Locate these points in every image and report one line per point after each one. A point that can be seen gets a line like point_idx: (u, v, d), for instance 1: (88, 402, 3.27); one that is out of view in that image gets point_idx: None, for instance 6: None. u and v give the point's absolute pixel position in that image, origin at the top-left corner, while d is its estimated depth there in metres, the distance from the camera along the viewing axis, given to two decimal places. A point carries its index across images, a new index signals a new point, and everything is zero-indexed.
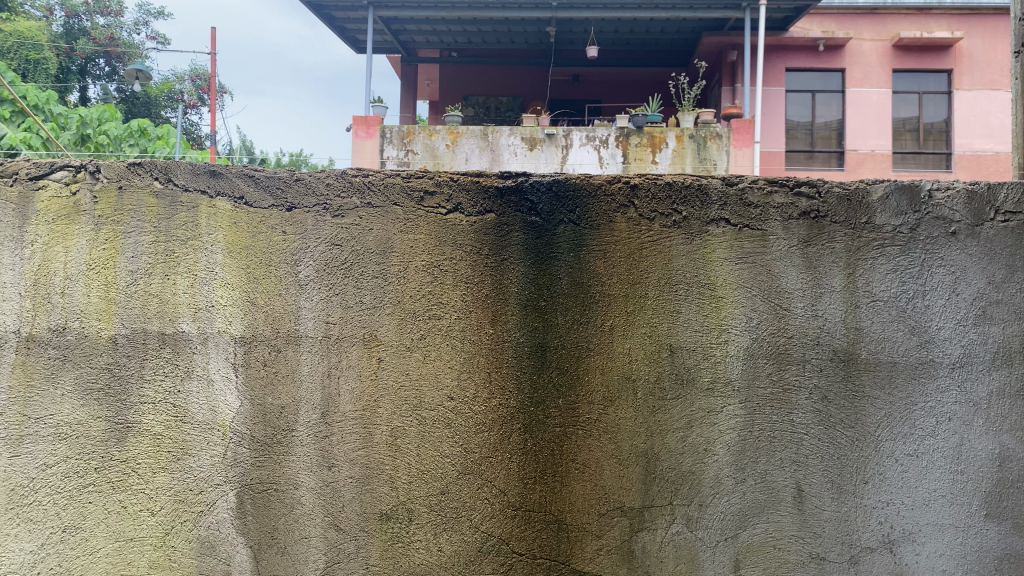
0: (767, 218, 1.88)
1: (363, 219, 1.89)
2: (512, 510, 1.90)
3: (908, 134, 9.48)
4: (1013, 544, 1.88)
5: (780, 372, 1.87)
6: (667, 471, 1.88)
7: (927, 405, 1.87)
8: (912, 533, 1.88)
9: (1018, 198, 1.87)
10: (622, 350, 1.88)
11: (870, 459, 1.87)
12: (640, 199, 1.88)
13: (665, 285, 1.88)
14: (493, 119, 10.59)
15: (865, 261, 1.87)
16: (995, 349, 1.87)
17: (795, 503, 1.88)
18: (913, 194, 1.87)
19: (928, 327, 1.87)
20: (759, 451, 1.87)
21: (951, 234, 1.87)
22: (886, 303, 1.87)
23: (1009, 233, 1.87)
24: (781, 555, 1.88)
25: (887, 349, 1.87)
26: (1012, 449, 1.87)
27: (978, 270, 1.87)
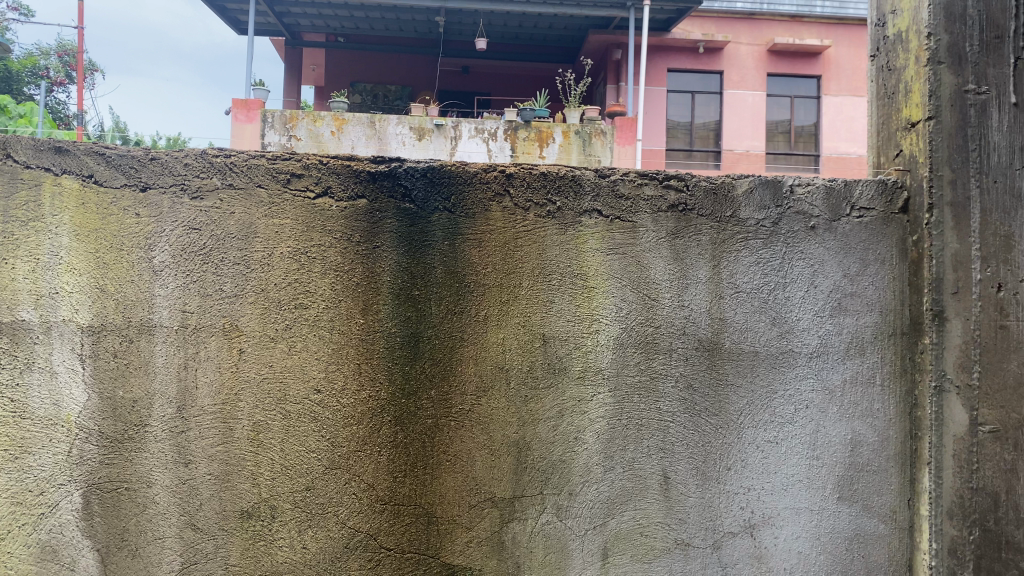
0: (637, 210, 1.90)
1: (225, 202, 1.80)
2: (380, 504, 1.85)
3: (779, 137, 9.96)
4: (862, 525, 1.96)
5: (647, 361, 1.89)
6: (539, 460, 1.88)
7: (786, 393, 1.94)
8: (771, 517, 1.94)
9: (872, 195, 1.97)
10: (495, 341, 1.86)
11: (732, 446, 1.93)
12: (515, 187, 1.86)
13: (539, 276, 1.87)
14: (381, 107, 10.47)
15: (730, 253, 1.93)
16: (848, 339, 1.96)
17: (661, 490, 1.91)
18: (776, 189, 1.93)
19: (787, 317, 1.94)
20: (628, 439, 1.89)
21: (811, 228, 1.94)
22: (749, 295, 1.93)
23: (863, 228, 1.97)
24: (647, 542, 1.91)
25: (749, 339, 1.93)
26: (863, 435, 1.96)
27: (834, 263, 1.95)
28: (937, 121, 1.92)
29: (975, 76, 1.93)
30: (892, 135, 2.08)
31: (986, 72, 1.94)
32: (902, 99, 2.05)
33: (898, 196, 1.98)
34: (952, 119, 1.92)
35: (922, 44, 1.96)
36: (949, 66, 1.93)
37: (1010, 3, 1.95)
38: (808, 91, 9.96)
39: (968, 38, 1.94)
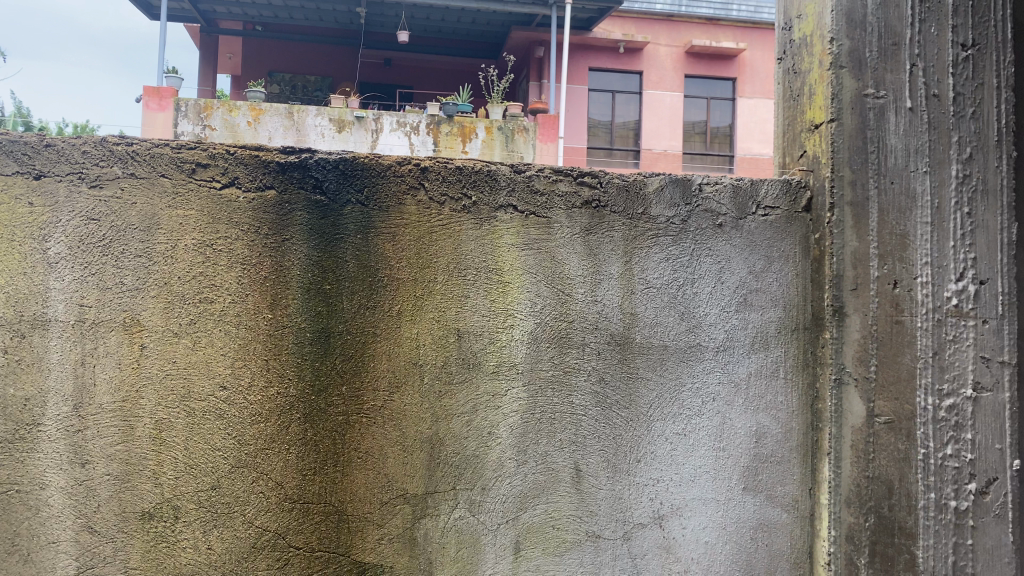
0: (552, 206, 1.92)
1: (126, 191, 1.73)
2: (288, 503, 1.80)
3: (696, 137, 10.11)
4: (765, 514, 2.02)
5: (561, 355, 1.91)
6: (452, 455, 1.87)
7: (694, 386, 1.99)
8: (679, 507, 1.98)
9: (776, 194, 2.04)
10: (409, 336, 1.84)
11: (642, 438, 1.96)
12: (430, 181, 1.85)
13: (454, 270, 1.86)
14: (300, 99, 10.27)
15: (641, 249, 1.96)
16: (753, 333, 2.02)
17: (573, 482, 1.93)
18: (685, 187, 1.98)
19: (696, 312, 1.99)
20: (541, 432, 1.90)
21: (718, 225, 2.01)
22: (659, 290, 1.97)
23: (768, 226, 2.04)
24: (559, 535, 1.92)
25: (659, 333, 1.97)
26: (767, 426, 2.03)
27: (740, 259, 2.02)
28: (839, 123, 2.00)
29: (874, 81, 2.01)
30: (796, 136, 2.16)
31: (884, 77, 2.01)
32: (806, 102, 2.12)
33: (802, 196, 2.06)
34: (853, 121, 2.00)
35: (825, 49, 2.04)
36: (850, 70, 2.01)
37: (907, 12, 2.02)
38: (723, 93, 10.18)
39: (868, 44, 2.02)
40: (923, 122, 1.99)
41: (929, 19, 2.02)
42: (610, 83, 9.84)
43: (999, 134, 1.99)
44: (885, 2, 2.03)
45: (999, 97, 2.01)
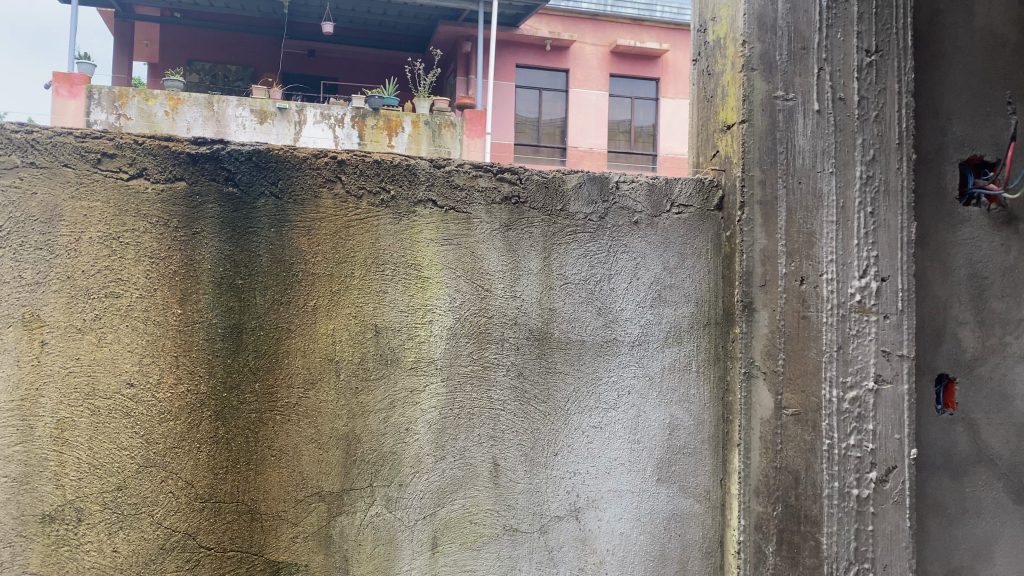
0: (471, 202, 1.92)
1: (25, 181, 1.67)
2: (199, 503, 1.76)
3: (621, 136, 10.22)
4: (679, 505, 2.07)
5: (479, 350, 1.92)
6: (369, 452, 1.85)
7: (611, 379, 2.02)
8: (595, 500, 2.01)
9: (689, 193, 2.10)
10: (324, 332, 1.82)
11: (560, 432, 1.98)
12: (347, 174, 1.83)
13: (371, 265, 1.85)
14: (221, 88, 10.04)
15: (560, 246, 1.98)
16: (667, 328, 2.07)
17: (491, 477, 1.93)
18: (603, 185, 2.02)
19: (612, 307, 2.03)
20: (459, 428, 1.91)
21: (634, 222, 2.05)
22: (577, 285, 2.00)
23: (682, 224, 2.09)
24: (476, 530, 1.93)
25: (576, 328, 2.00)
26: (681, 419, 2.08)
27: (655, 256, 2.07)
28: (749, 124, 2.06)
29: (784, 84, 2.07)
30: (711, 135, 2.23)
31: (793, 80, 2.08)
32: (720, 102, 2.19)
33: (714, 194, 2.12)
34: (762, 121, 2.06)
35: (739, 51, 2.10)
36: (760, 73, 2.07)
37: (815, 18, 2.09)
38: (648, 93, 10.35)
39: (778, 48, 2.09)
40: (829, 124, 2.06)
41: (835, 25, 2.09)
42: (537, 80, 9.88)
43: (899, 138, 2.09)
44: (794, 8, 2.09)
45: (901, 102, 2.10)
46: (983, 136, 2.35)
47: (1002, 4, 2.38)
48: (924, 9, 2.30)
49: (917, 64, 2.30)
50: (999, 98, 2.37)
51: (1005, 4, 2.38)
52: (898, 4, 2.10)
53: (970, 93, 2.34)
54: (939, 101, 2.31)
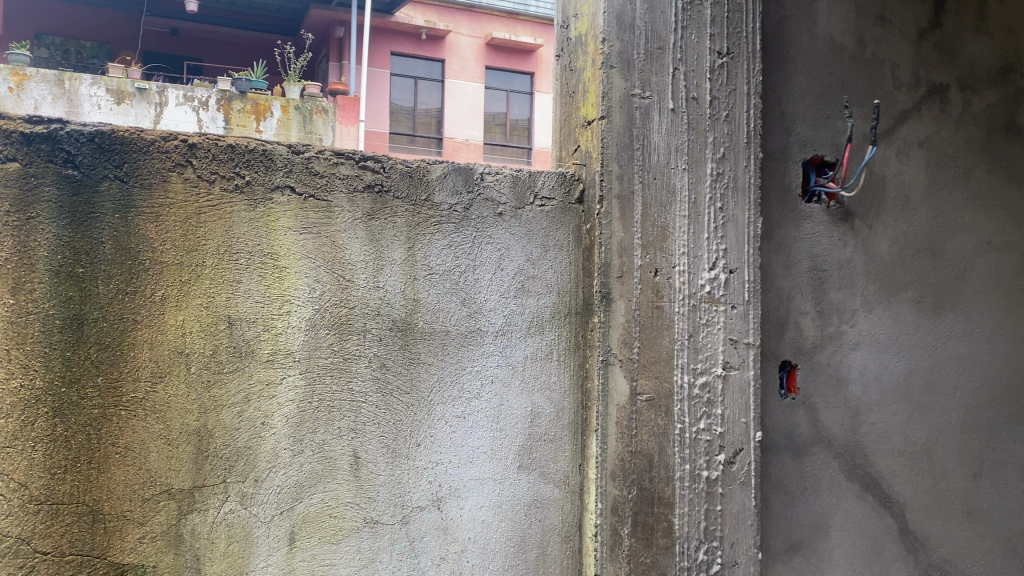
0: (332, 189, 1.89)
1: None
2: (34, 505, 1.65)
3: (496, 128, 10.25)
4: (539, 491, 2.11)
5: (340, 341, 1.89)
6: (222, 448, 1.79)
7: (474, 369, 2.03)
8: (457, 489, 2.01)
9: (552, 186, 2.14)
10: (174, 324, 1.74)
11: (422, 422, 1.98)
12: (199, 158, 1.76)
13: (225, 254, 1.79)
14: (73, 64, 9.40)
15: (424, 236, 1.98)
16: (530, 318, 2.11)
17: (351, 469, 1.91)
18: (467, 176, 2.03)
19: (476, 298, 2.04)
20: (318, 421, 1.87)
21: (498, 214, 2.07)
22: (441, 276, 2.00)
23: (545, 216, 2.14)
24: (335, 523, 1.90)
25: (440, 319, 2.00)
26: (542, 406, 2.12)
27: (519, 247, 2.10)
28: (608, 121, 2.11)
29: (641, 82, 2.14)
30: (573, 130, 2.27)
31: (650, 79, 2.15)
32: (581, 98, 2.23)
33: (575, 188, 2.17)
34: (620, 119, 2.12)
35: (598, 48, 2.16)
36: (619, 70, 2.13)
37: (671, 19, 2.17)
38: (523, 86, 10.43)
39: (635, 47, 2.15)
40: (683, 122, 2.15)
41: (689, 27, 2.18)
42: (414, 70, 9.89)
43: (748, 138, 2.21)
44: (651, 8, 2.16)
45: (749, 103, 2.22)
46: (823, 137, 2.51)
47: (841, 14, 2.55)
48: (772, 15, 2.43)
49: (765, 67, 2.42)
50: (837, 103, 2.53)
51: (843, 14, 2.55)
52: (748, 9, 2.22)
53: (812, 97, 2.49)
54: (785, 103, 2.45)
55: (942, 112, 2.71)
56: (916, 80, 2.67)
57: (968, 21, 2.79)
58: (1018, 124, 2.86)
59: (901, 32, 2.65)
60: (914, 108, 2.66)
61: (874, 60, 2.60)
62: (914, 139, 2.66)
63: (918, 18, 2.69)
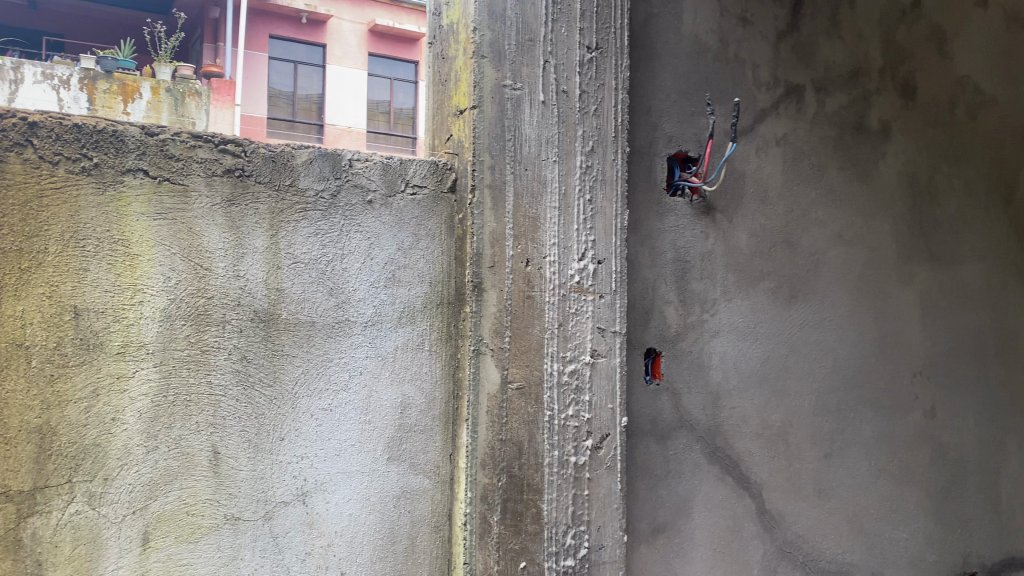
0: (188, 173, 1.81)
1: None
2: None
3: None
4: (409, 482, 2.10)
5: (197, 333, 1.82)
6: (67, 446, 1.69)
7: (341, 360, 2.00)
8: (322, 483, 1.97)
9: (424, 174, 2.12)
10: (11, 314, 1.63)
11: (286, 416, 1.93)
12: (41, 138, 1.66)
13: (70, 240, 1.69)
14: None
15: (287, 223, 1.92)
16: (400, 307, 2.09)
17: (210, 465, 1.84)
18: (335, 162, 1.98)
19: (344, 288, 2.00)
20: (173, 416, 1.80)
21: (367, 202, 2.04)
22: (307, 265, 1.95)
23: (416, 204, 2.11)
24: (193, 521, 1.82)
25: (306, 310, 1.95)
26: (412, 397, 2.10)
27: (389, 236, 2.07)
28: (480, 110, 2.10)
29: (512, 73, 2.14)
30: (445, 120, 2.26)
31: (520, 70, 2.16)
32: (453, 88, 2.22)
33: (447, 176, 2.16)
34: (491, 109, 2.12)
35: (470, 38, 2.14)
36: (490, 61, 2.12)
37: (541, 11, 2.18)
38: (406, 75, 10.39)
39: (506, 38, 2.15)
40: (553, 115, 2.18)
41: (559, 20, 2.20)
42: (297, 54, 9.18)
43: (615, 132, 2.27)
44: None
45: (617, 98, 2.28)
46: (687, 133, 2.59)
47: (705, 14, 2.64)
48: (639, 13, 2.50)
49: (633, 63, 2.48)
50: (701, 100, 2.62)
51: (707, 14, 2.64)
52: (616, 5, 2.27)
53: (678, 94, 2.57)
54: (651, 99, 2.52)
55: (797, 112, 2.85)
56: (774, 81, 2.80)
57: (822, 26, 2.94)
58: (866, 124, 3.04)
59: (760, 34, 2.77)
60: (773, 107, 2.79)
61: (736, 60, 2.71)
62: (772, 137, 2.79)
63: (776, 21, 2.81)
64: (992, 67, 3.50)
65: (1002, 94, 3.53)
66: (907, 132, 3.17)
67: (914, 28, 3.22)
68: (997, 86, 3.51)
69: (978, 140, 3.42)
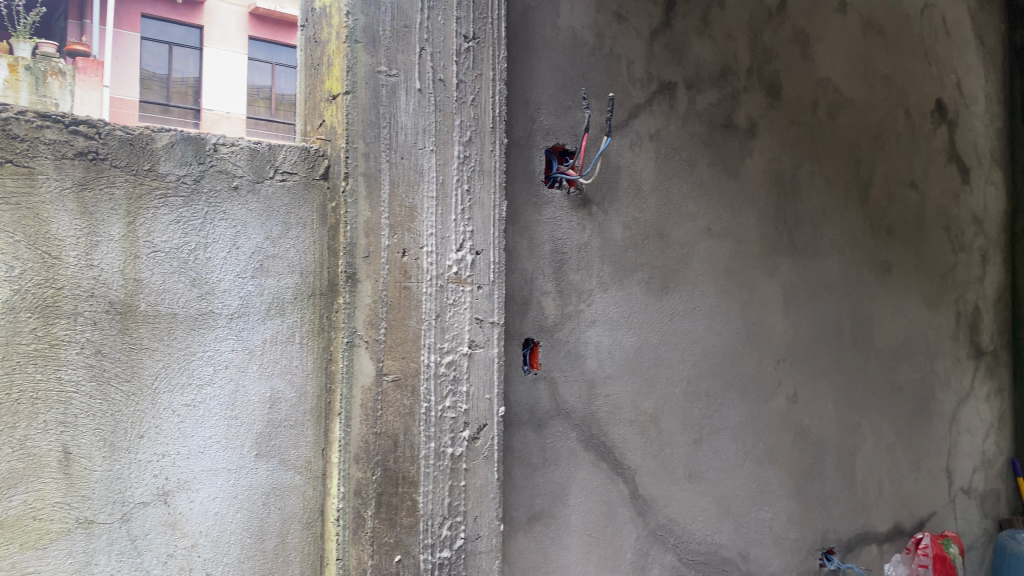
0: (35, 155, 1.69)
1: None
2: None
3: None
4: (279, 479, 2.04)
5: (45, 326, 1.70)
6: None
7: (205, 354, 1.92)
8: (185, 481, 1.89)
9: (295, 161, 2.06)
10: None
11: (145, 413, 1.83)
12: None
13: None
14: None
15: (146, 210, 1.83)
16: (269, 299, 2.02)
17: (60, 466, 1.73)
18: (198, 146, 1.90)
19: (208, 278, 1.92)
20: (17, 415, 1.68)
21: (233, 188, 1.96)
22: (168, 254, 1.86)
23: (286, 192, 2.05)
24: (41, 526, 1.71)
25: (166, 301, 1.86)
26: (282, 391, 2.04)
27: (257, 224, 2.00)
28: (353, 96, 2.05)
29: (387, 59, 2.10)
30: (317, 105, 2.19)
31: (396, 57, 2.11)
32: (326, 72, 2.16)
33: (319, 163, 2.10)
34: (366, 95, 2.06)
35: (343, 21, 2.07)
36: (364, 45, 2.07)
37: None
38: None
39: (381, 23, 2.09)
40: (429, 103, 2.15)
41: (436, 7, 2.18)
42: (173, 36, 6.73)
43: (493, 122, 2.27)
44: None
45: (494, 88, 2.28)
46: (564, 126, 2.62)
47: (582, 9, 2.67)
48: (517, 4, 2.50)
49: (511, 54, 2.48)
50: (577, 94, 2.65)
51: (584, 9, 2.67)
52: None
53: (555, 87, 2.60)
54: (529, 90, 2.53)
55: (670, 108, 2.93)
56: (648, 77, 2.87)
57: (694, 25, 3.03)
58: (734, 122, 3.16)
59: (635, 30, 2.83)
60: (646, 103, 2.86)
61: (611, 55, 2.76)
62: (645, 132, 2.85)
63: (650, 19, 2.88)
64: (850, 71, 3.70)
65: (858, 97, 3.74)
66: (772, 130, 3.31)
67: (779, 31, 3.36)
68: (854, 88, 3.71)
69: (837, 139, 3.61)
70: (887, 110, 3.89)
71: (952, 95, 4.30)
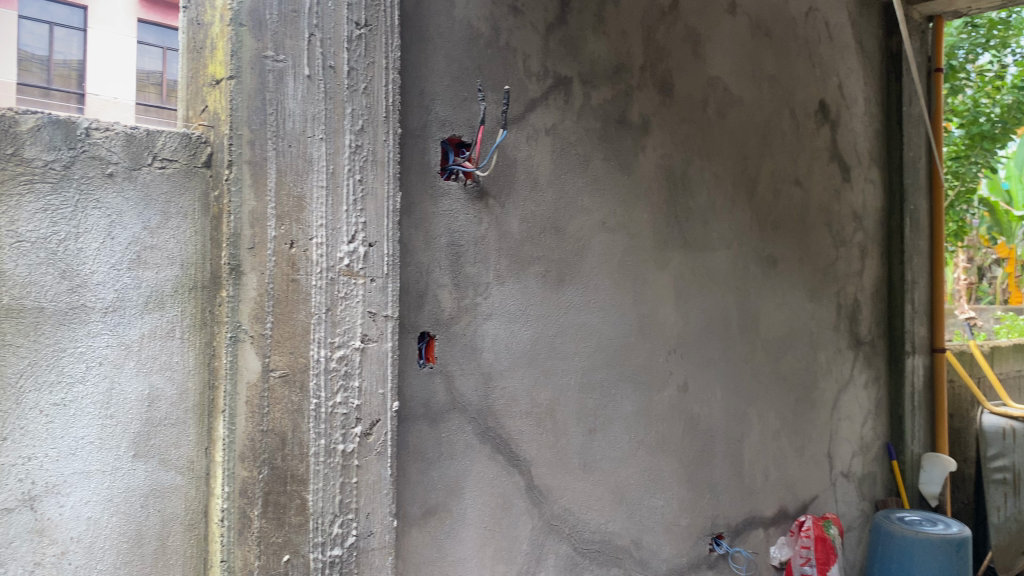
0: None
1: None
2: None
3: None
4: (158, 480, 1.95)
5: None
6: None
7: (77, 351, 1.81)
8: (54, 485, 1.77)
9: (175, 147, 1.97)
10: None
11: (9, 414, 1.71)
12: None
13: None
14: None
15: (9, 197, 1.71)
16: (146, 293, 1.93)
17: None
18: (68, 130, 1.79)
19: (80, 271, 1.82)
20: None
21: (108, 175, 1.86)
22: (34, 244, 1.74)
23: (165, 179, 1.96)
24: None
25: (32, 294, 1.74)
26: (160, 388, 1.95)
27: (134, 214, 1.91)
28: (237, 80, 1.98)
29: (274, 44, 2.03)
30: (200, 90, 2.10)
31: (283, 42, 2.05)
32: (209, 56, 2.07)
33: (200, 151, 2.02)
34: (251, 80, 1.99)
35: (227, 3, 1.99)
36: (249, 29, 1.99)
37: None
38: None
39: (268, 6, 2.02)
40: (319, 90, 2.09)
41: None
42: None
43: (385, 112, 2.24)
44: None
45: (387, 77, 2.25)
46: (459, 118, 2.60)
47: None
48: None
49: (405, 43, 2.44)
50: (473, 86, 2.64)
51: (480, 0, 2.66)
52: None
53: (451, 78, 2.57)
54: (425, 81, 2.49)
55: (565, 102, 2.95)
56: (544, 71, 2.88)
57: (589, 21, 3.06)
58: (628, 118, 3.21)
59: (531, 24, 2.83)
60: (542, 97, 2.87)
61: (507, 48, 2.75)
62: (542, 126, 2.87)
63: (546, 13, 2.89)
64: (739, 71, 3.81)
65: (746, 96, 3.86)
66: (665, 126, 3.38)
67: (672, 29, 3.43)
68: (743, 88, 3.83)
69: (727, 137, 3.72)
70: (773, 110, 4.03)
71: (834, 97, 4.50)
